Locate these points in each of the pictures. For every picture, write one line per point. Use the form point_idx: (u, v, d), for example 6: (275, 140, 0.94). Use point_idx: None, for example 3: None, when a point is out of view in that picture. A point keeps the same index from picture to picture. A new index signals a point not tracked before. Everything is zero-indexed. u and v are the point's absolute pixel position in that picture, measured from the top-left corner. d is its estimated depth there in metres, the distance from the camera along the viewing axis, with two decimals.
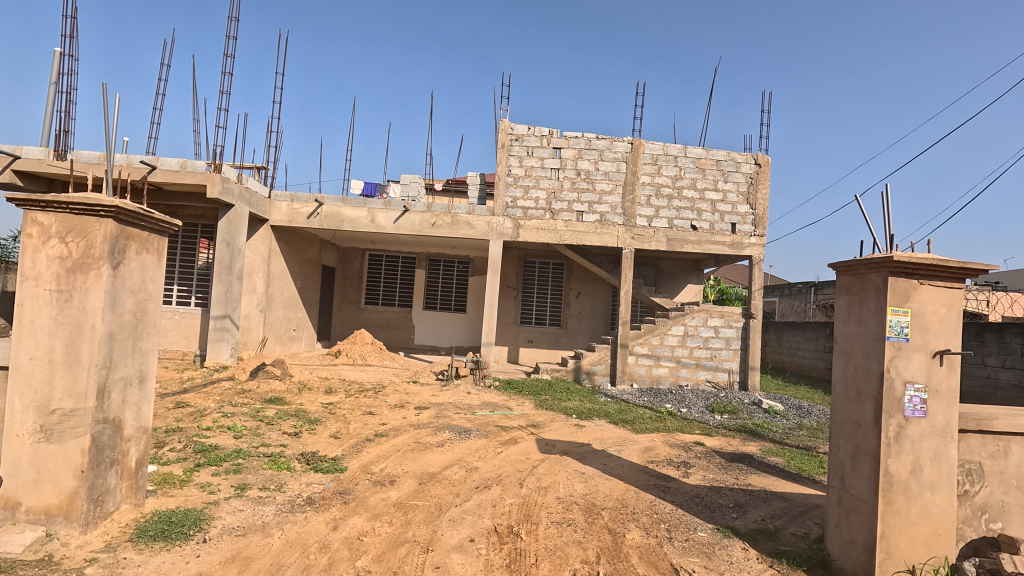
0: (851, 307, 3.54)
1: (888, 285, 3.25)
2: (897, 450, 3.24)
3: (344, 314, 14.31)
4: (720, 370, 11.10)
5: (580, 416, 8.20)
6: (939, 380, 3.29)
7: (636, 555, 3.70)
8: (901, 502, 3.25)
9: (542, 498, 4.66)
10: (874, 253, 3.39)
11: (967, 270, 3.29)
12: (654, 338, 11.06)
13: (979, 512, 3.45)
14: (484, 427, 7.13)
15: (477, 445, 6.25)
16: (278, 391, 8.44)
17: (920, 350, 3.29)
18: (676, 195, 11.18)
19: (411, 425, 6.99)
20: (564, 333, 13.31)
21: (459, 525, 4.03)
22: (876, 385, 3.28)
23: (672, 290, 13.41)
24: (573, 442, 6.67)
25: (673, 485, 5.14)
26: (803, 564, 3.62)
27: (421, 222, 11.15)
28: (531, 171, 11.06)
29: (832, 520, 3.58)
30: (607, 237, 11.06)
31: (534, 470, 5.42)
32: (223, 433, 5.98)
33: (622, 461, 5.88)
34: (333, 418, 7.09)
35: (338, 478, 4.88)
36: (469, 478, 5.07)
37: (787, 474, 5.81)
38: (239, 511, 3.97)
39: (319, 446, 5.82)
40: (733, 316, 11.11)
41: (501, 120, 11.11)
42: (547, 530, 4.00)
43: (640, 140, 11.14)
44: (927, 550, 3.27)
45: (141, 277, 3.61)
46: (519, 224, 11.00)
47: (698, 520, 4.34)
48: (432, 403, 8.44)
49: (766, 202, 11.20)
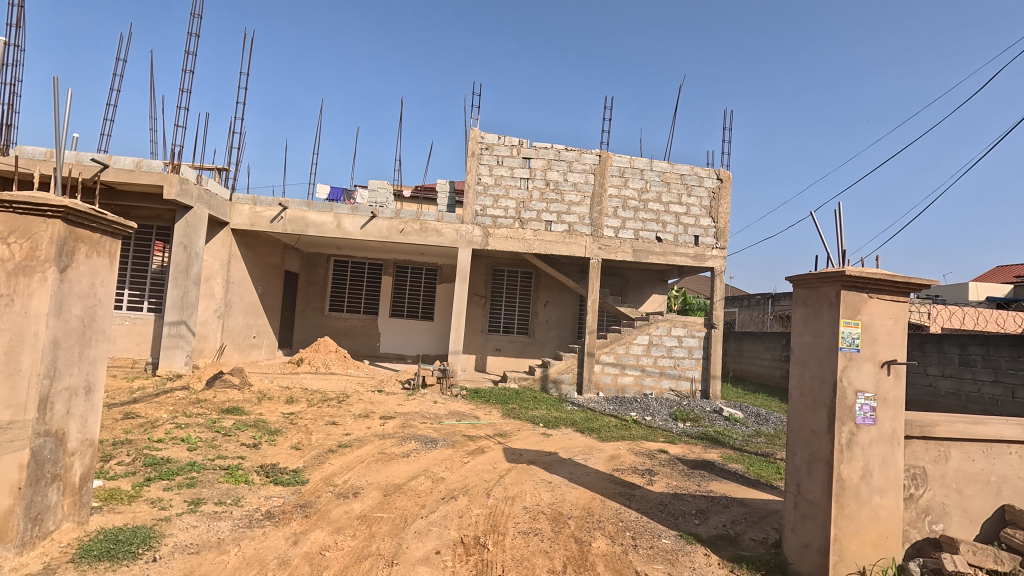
0: (807, 318, 3.68)
1: (841, 298, 3.42)
2: (849, 456, 3.39)
3: (307, 320, 13.97)
4: (684, 379, 11.34)
5: (547, 424, 8.25)
6: (887, 389, 3.47)
7: (602, 563, 3.73)
8: (853, 506, 3.40)
9: (509, 507, 4.64)
10: (828, 267, 3.56)
11: (911, 284, 3.49)
12: (620, 346, 11.24)
13: (923, 514, 3.63)
14: (451, 437, 7.06)
15: (444, 455, 6.18)
16: (236, 401, 8.12)
17: (869, 360, 3.46)
18: (642, 207, 11.44)
19: (376, 435, 6.85)
20: (531, 341, 13.37)
21: (425, 537, 3.97)
22: (830, 394, 3.43)
23: (637, 300, 13.70)
24: (540, 450, 6.68)
25: (638, 493, 5.21)
26: (761, 567, 3.73)
27: (388, 228, 10.98)
28: (501, 180, 11.10)
29: (789, 525, 3.70)
30: (575, 247, 11.21)
31: (501, 480, 5.39)
32: (177, 445, 5.71)
33: (588, 470, 5.92)
34: (294, 428, 6.87)
35: (299, 491, 4.73)
36: (435, 489, 4.99)
37: (746, 480, 5.99)
38: (192, 527, 3.79)
39: (280, 457, 5.63)
40: (696, 326, 11.40)
41: (472, 129, 11.13)
42: (514, 541, 3.98)
43: (608, 153, 11.35)
44: (876, 552, 3.43)
45: (90, 282, 3.43)
46: (489, 232, 11.03)
47: (662, 527, 4.41)
48: (397, 413, 8.29)
49: (728, 216, 11.58)
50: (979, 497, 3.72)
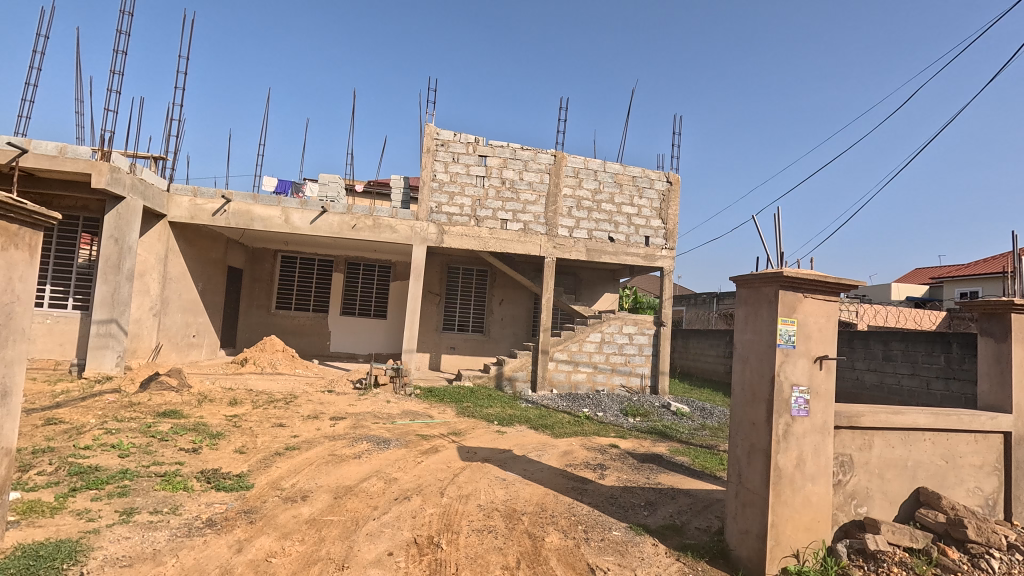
0: (748, 317, 3.87)
1: (779, 297, 3.62)
2: (785, 446, 3.60)
3: (252, 318, 13.39)
4: (634, 375, 11.67)
5: (501, 422, 8.28)
6: (819, 382, 3.71)
7: (555, 557, 3.79)
8: (788, 493, 3.61)
9: (463, 506, 4.63)
10: (768, 268, 3.76)
11: (841, 284, 3.74)
12: (573, 344, 11.43)
13: (849, 499, 3.91)
14: (405, 436, 6.96)
15: (397, 455, 6.09)
16: (174, 404, 7.68)
17: (804, 356, 3.68)
18: (595, 207, 11.67)
19: (326, 436, 6.66)
20: (486, 340, 13.37)
21: (377, 538, 3.90)
22: (768, 388, 3.63)
23: (590, 298, 13.97)
24: (494, 448, 6.71)
25: (590, 488, 5.32)
26: (705, 554, 3.91)
27: (339, 224, 10.68)
28: (457, 177, 11.03)
29: (730, 513, 3.89)
30: (530, 246, 11.29)
31: (455, 479, 5.37)
32: (106, 452, 5.33)
33: (542, 466, 5.99)
34: (238, 432, 6.57)
35: (243, 497, 4.53)
36: (387, 490, 4.91)
37: (691, 472, 6.25)
38: (124, 538, 3.56)
39: (222, 462, 5.37)
40: (646, 323, 11.75)
41: (427, 125, 10.99)
42: (467, 539, 3.98)
43: (563, 153, 11.51)
44: (809, 535, 3.66)
45: (6, 276, 3.15)
46: (444, 229, 10.94)
47: (613, 519, 4.53)
48: (349, 413, 8.09)
49: (676, 218, 12.00)
50: (898, 481, 4.03)
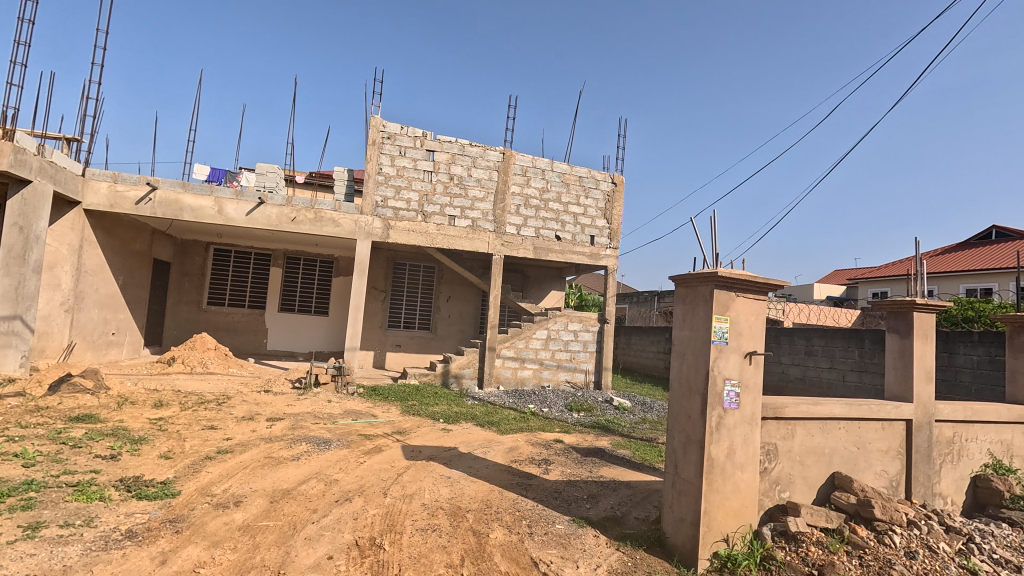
0: (685, 314, 4.05)
1: (713, 296, 3.81)
2: (718, 437, 3.80)
3: (181, 315, 12.56)
4: (579, 371, 11.92)
5: (447, 419, 8.23)
6: (749, 376, 3.94)
7: (499, 553, 3.81)
8: (719, 481, 3.82)
9: (406, 505, 4.56)
10: (704, 268, 3.94)
11: (770, 284, 3.98)
12: (520, 341, 11.52)
13: (774, 484, 4.18)
14: (346, 436, 6.77)
15: (338, 456, 5.91)
16: (89, 408, 7.08)
17: (735, 351, 3.89)
18: (543, 206, 11.80)
19: (262, 439, 6.36)
20: (432, 337, 13.23)
21: (316, 542, 3.78)
22: (703, 382, 3.82)
23: (537, 296, 14.13)
24: (439, 446, 6.65)
25: (534, 483, 5.40)
26: (643, 543, 4.07)
27: (278, 216, 10.21)
28: (403, 171, 10.82)
29: (667, 502, 4.07)
30: (478, 243, 11.26)
31: (399, 478, 5.29)
32: (8, 462, 4.83)
33: (487, 463, 6.01)
34: (163, 436, 6.14)
35: (169, 505, 4.25)
36: (327, 492, 4.76)
37: (632, 464, 6.47)
38: (29, 555, 3.25)
39: (145, 469, 5.01)
40: (590, 321, 12.02)
41: (373, 116, 10.71)
42: (411, 539, 3.93)
43: (511, 151, 11.55)
44: (737, 520, 3.89)
45: None
46: (390, 224, 10.70)
47: (557, 513, 4.62)
48: (287, 414, 7.77)
49: (620, 218, 12.35)
50: (817, 467, 4.36)
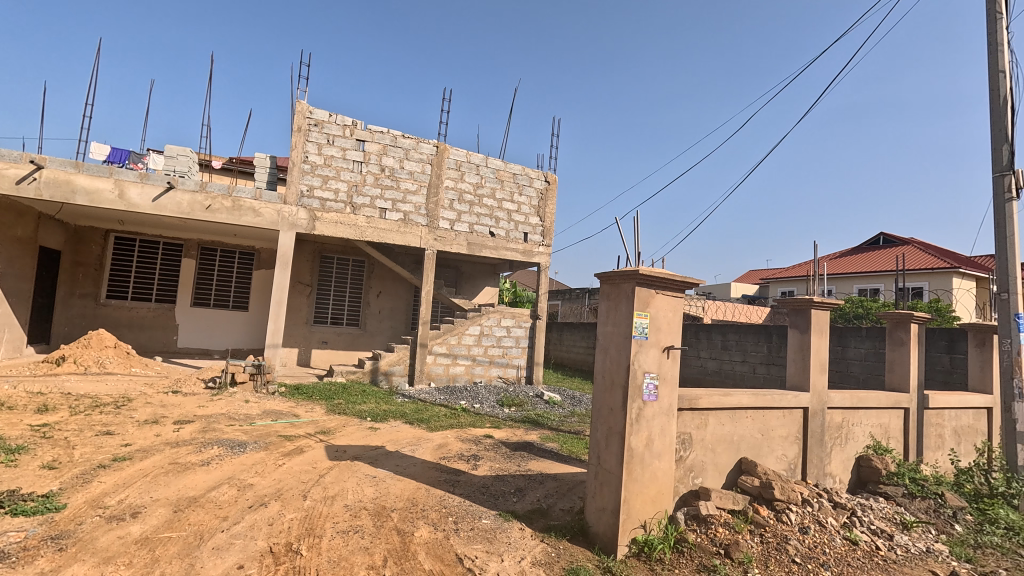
0: (609, 310, 4.19)
1: (635, 293, 3.96)
2: (637, 427, 3.97)
3: (74, 309, 11.35)
4: (511, 367, 12.02)
5: (375, 418, 8.01)
6: (666, 370, 4.14)
7: (423, 551, 3.76)
8: (638, 470, 3.99)
9: (327, 508, 4.39)
10: (627, 266, 4.09)
11: (687, 282, 4.20)
12: (452, 337, 11.43)
13: (688, 471, 4.43)
14: (264, 438, 6.41)
15: (255, 459, 5.59)
16: None
17: (655, 346, 4.08)
18: (477, 202, 11.76)
19: (168, 443, 5.88)
20: (361, 333, 12.82)
21: (225, 552, 3.54)
22: (624, 376, 3.97)
23: (471, 292, 14.08)
24: (366, 445, 6.46)
25: (462, 479, 5.38)
26: (566, 533, 4.18)
27: (190, 203, 9.46)
28: (331, 160, 10.37)
29: (590, 492, 4.20)
30: (410, 238, 11.03)
31: (320, 480, 5.08)
32: None
33: (415, 461, 5.91)
34: (47, 444, 5.51)
35: (51, 520, 3.81)
36: (240, 498, 4.48)
37: (559, 457, 6.63)
38: None
39: (23, 481, 4.47)
40: (523, 317, 12.16)
41: (299, 101, 10.18)
42: (330, 542, 3.78)
43: (445, 145, 11.41)
44: (654, 507, 4.08)
45: None
46: (316, 215, 10.23)
47: (483, 508, 4.63)
48: (198, 416, 7.23)
49: (553, 216, 12.57)
50: (726, 453, 4.66)
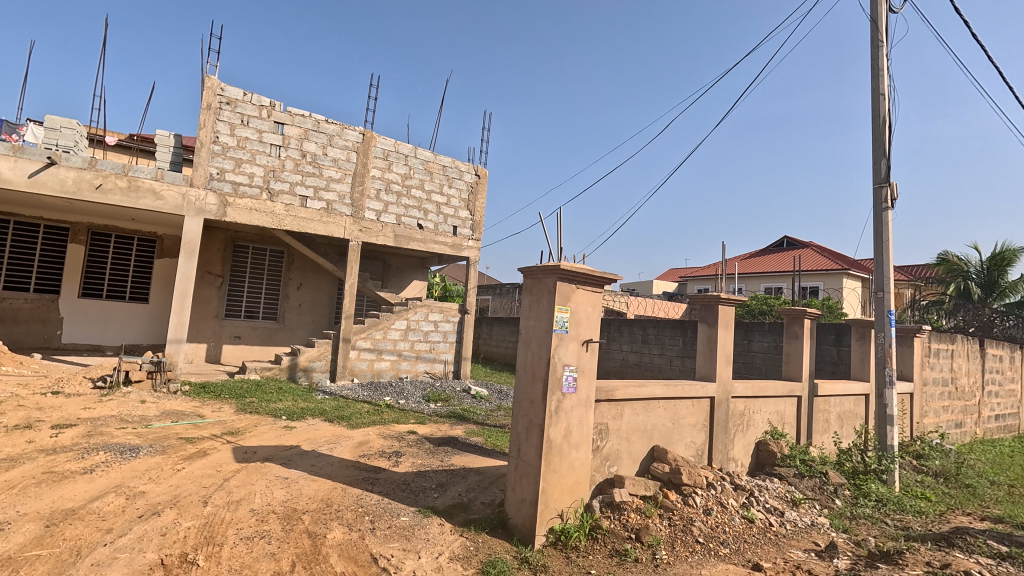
0: (531, 304, 4.23)
1: (556, 287, 4.02)
2: (556, 419, 4.05)
3: None
4: (438, 362, 11.88)
5: (291, 416, 7.60)
6: (585, 362, 4.25)
7: (335, 554, 3.61)
8: (557, 461, 4.07)
9: (231, 513, 4.10)
10: (549, 260, 4.15)
11: (606, 277, 4.33)
12: (377, 332, 11.10)
13: (604, 461, 4.58)
14: (162, 441, 5.88)
15: (149, 464, 5.11)
16: None
17: (574, 340, 4.17)
18: (405, 193, 11.47)
19: (43, 450, 5.23)
20: (279, 327, 12.12)
21: (106, 568, 3.20)
22: (545, 369, 4.03)
23: (398, 285, 13.75)
24: (279, 445, 6.11)
25: (382, 476, 5.23)
26: (486, 527, 4.19)
27: (76, 182, 8.46)
28: (246, 143, 9.68)
29: (510, 485, 4.23)
30: (333, 228, 10.55)
31: (224, 484, 4.74)
32: None
33: (332, 460, 5.67)
34: None
35: None
36: (129, 508, 4.07)
37: (482, 451, 6.63)
38: None
39: None
40: (451, 311, 12.05)
41: (208, 77, 9.40)
42: (232, 550, 3.54)
43: (371, 133, 11.02)
44: (571, 497, 4.18)
45: None
46: (228, 201, 9.50)
47: (402, 505, 4.53)
48: (82, 419, 6.49)
49: (482, 210, 12.54)
50: (639, 442, 4.88)
